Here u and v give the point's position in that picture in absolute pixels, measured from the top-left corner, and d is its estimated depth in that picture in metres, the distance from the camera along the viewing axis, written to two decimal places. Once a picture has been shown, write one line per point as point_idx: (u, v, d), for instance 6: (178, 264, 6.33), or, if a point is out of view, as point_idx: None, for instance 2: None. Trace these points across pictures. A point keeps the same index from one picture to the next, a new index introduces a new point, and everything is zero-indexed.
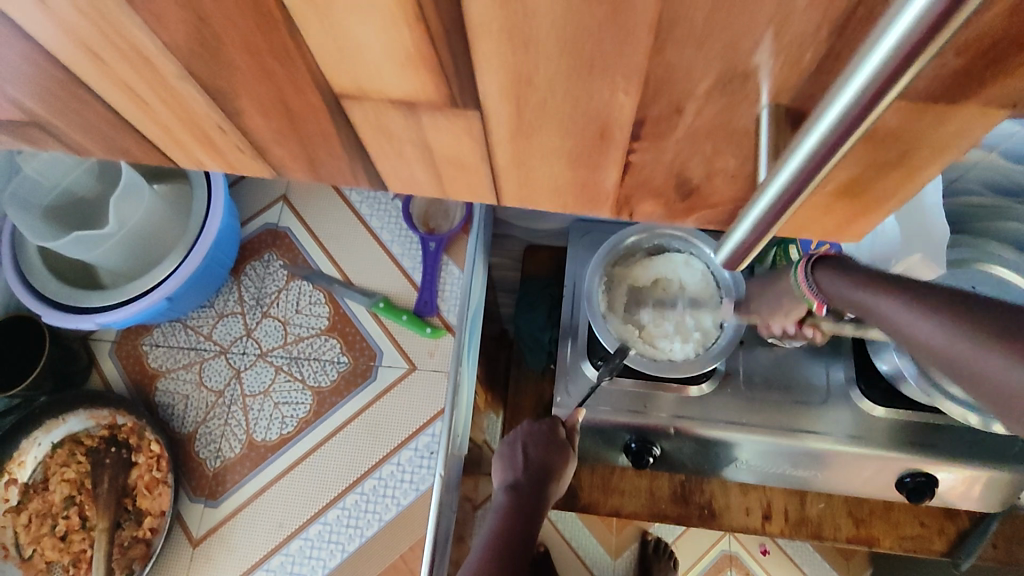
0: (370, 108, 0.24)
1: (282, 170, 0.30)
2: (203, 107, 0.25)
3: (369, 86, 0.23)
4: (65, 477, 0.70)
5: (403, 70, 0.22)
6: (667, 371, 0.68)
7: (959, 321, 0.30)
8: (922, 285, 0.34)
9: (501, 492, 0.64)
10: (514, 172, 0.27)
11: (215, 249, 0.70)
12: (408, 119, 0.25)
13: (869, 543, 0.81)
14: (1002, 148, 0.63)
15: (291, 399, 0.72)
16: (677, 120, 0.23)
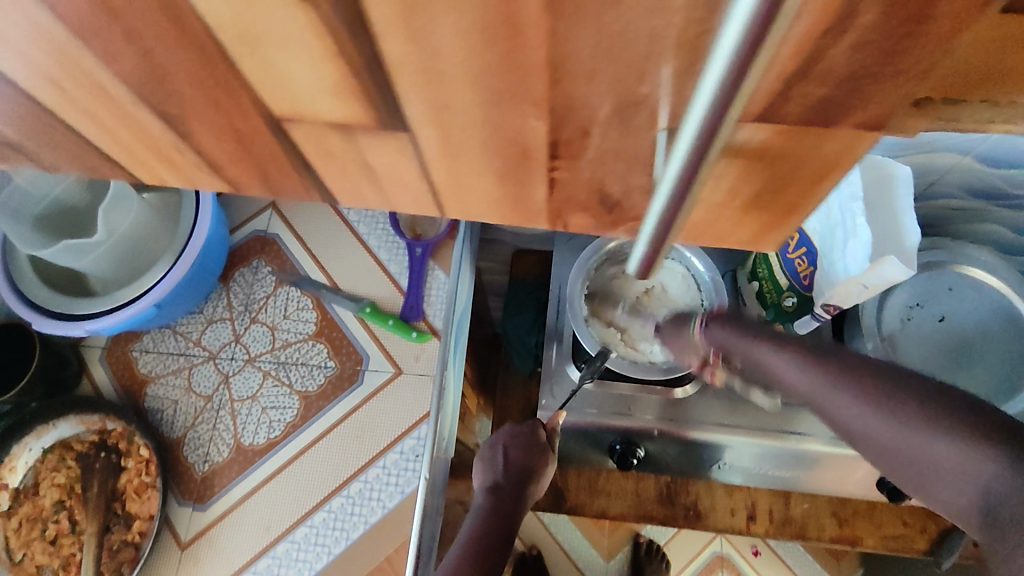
0: (308, 132, 0.21)
1: None
2: None
3: (292, 108, 0.20)
4: (55, 481, 0.70)
5: (331, 98, 0.19)
6: (647, 373, 0.70)
7: (828, 374, 0.36)
8: (782, 336, 0.41)
9: (481, 492, 0.64)
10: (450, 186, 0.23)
11: (203, 256, 0.71)
12: (343, 141, 0.21)
13: (853, 542, 0.82)
14: (976, 152, 0.63)
15: (278, 404, 0.73)
16: (586, 140, 0.20)
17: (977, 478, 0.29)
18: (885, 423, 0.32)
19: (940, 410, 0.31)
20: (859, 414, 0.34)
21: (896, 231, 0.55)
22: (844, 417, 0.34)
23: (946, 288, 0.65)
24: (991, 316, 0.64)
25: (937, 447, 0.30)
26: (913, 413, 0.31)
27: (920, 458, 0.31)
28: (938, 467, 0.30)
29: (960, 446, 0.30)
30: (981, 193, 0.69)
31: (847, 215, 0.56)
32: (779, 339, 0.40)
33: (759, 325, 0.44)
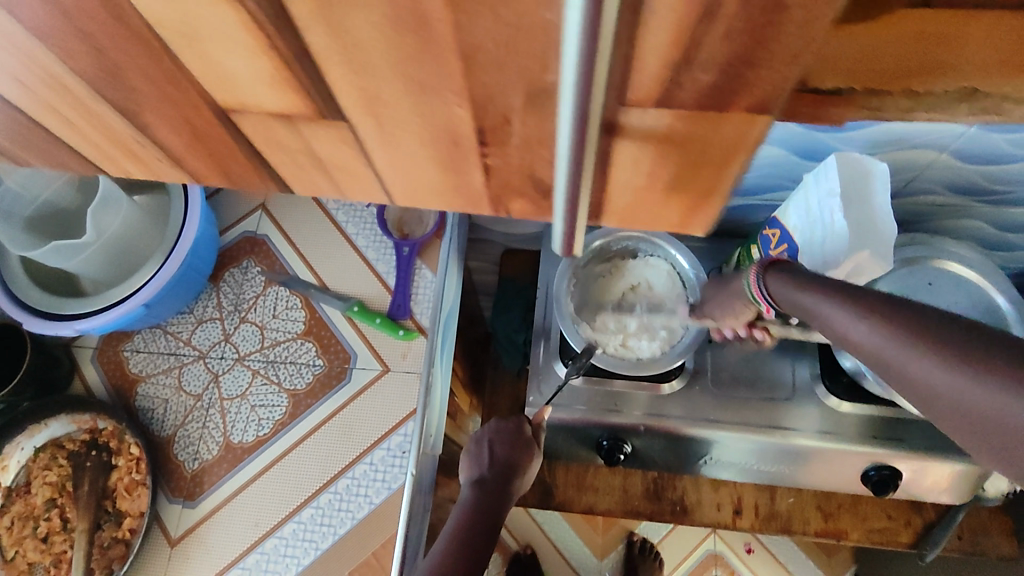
0: (254, 123, 0.22)
1: None
2: None
3: (237, 99, 0.21)
4: (46, 479, 0.71)
5: (268, 90, 0.20)
6: (633, 369, 0.70)
7: (895, 329, 0.33)
8: (856, 288, 0.37)
9: (467, 487, 0.65)
10: (396, 179, 0.24)
11: (192, 256, 0.72)
12: (292, 134, 0.22)
13: (838, 536, 0.82)
14: (954, 148, 0.64)
15: (267, 402, 0.74)
16: (509, 128, 0.20)
17: None
18: (960, 381, 0.29)
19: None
20: (933, 371, 0.30)
21: (871, 224, 0.57)
22: (910, 372, 0.31)
23: (926, 283, 0.65)
24: (969, 311, 0.65)
25: (1010, 402, 0.27)
26: (980, 370, 0.28)
27: (1002, 423, 0.27)
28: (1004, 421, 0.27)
29: None
30: (961, 189, 0.70)
31: (826, 210, 0.57)
32: (849, 289, 0.37)
33: (814, 275, 0.41)
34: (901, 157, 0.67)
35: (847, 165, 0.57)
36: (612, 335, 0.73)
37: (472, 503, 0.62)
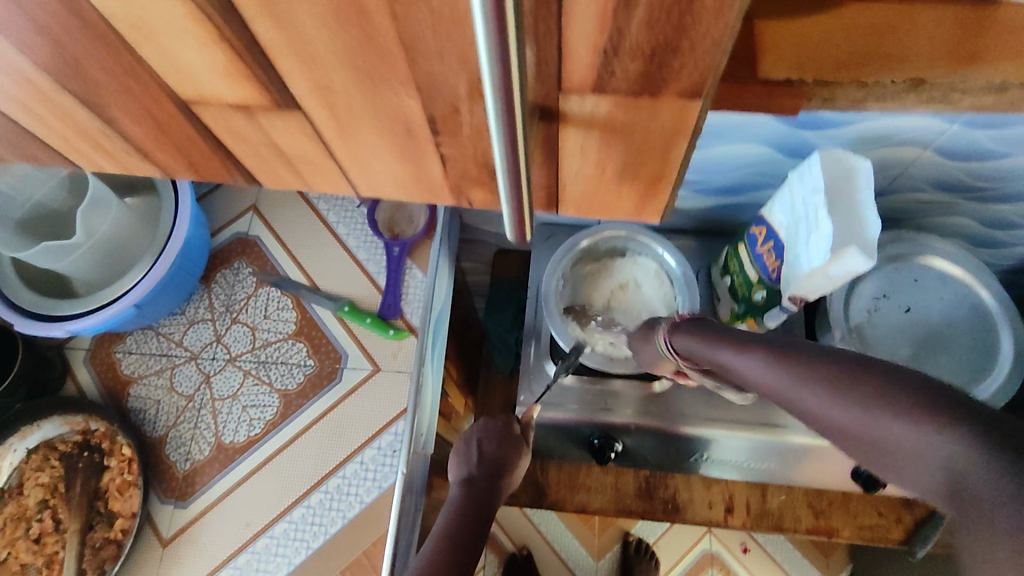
0: (217, 114, 0.24)
1: None
2: None
3: (207, 96, 0.23)
4: (39, 481, 0.72)
5: (232, 79, 0.21)
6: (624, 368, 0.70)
7: (791, 368, 0.35)
8: (746, 336, 0.41)
9: (455, 486, 0.65)
10: (366, 161, 0.26)
11: (182, 257, 0.72)
12: (252, 125, 0.24)
13: (829, 533, 0.83)
14: (936, 145, 0.64)
15: (258, 402, 0.74)
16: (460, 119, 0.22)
17: (940, 462, 0.27)
18: (858, 411, 0.31)
19: (871, 380, 0.31)
20: (829, 404, 0.33)
21: (857, 223, 0.56)
22: (815, 409, 0.33)
23: (912, 280, 0.66)
24: (954, 307, 0.65)
25: (899, 429, 0.29)
26: (871, 397, 0.31)
27: (894, 450, 0.30)
28: (897, 449, 0.29)
29: (921, 430, 0.28)
30: (946, 184, 0.70)
31: (810, 209, 0.57)
32: (742, 338, 0.40)
33: (719, 327, 0.44)
34: (885, 154, 0.67)
35: (830, 162, 0.57)
36: (602, 337, 0.73)
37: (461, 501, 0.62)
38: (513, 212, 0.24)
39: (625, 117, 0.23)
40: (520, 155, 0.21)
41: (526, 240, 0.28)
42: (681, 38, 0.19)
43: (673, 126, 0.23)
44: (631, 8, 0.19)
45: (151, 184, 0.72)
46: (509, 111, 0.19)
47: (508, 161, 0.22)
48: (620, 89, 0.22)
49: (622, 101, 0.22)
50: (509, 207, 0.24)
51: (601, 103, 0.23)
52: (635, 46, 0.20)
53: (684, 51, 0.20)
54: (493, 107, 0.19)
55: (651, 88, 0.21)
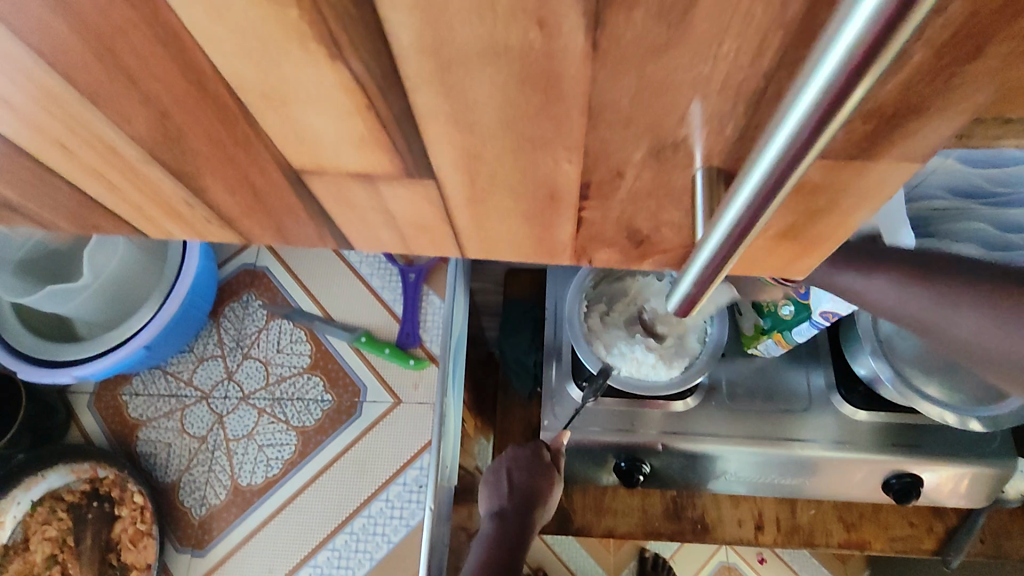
0: (329, 182, 0.25)
1: (249, 236, 0.29)
2: (173, 188, 0.26)
3: (316, 147, 0.22)
4: (46, 535, 0.68)
5: (345, 124, 0.21)
6: (654, 390, 0.68)
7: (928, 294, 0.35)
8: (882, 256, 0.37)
9: (490, 519, 0.71)
10: (467, 207, 0.25)
11: (193, 293, 0.70)
12: (367, 191, 0.25)
13: (861, 547, 0.80)
14: (958, 151, 0.65)
15: (276, 440, 0.71)
16: (620, 183, 0.23)
17: None
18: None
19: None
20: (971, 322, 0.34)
21: None
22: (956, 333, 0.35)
23: None
24: None
25: None
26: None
27: None
28: None
29: None
30: (963, 192, 0.70)
31: None
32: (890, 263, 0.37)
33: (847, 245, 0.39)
34: None
35: None
36: (630, 361, 0.70)
37: (491, 538, 0.69)
38: (692, 296, 0.25)
39: (819, 179, 0.22)
40: (731, 259, 0.21)
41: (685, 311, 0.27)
42: (936, 97, 0.18)
43: (871, 185, 0.22)
44: (891, 71, 0.17)
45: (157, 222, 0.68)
46: (760, 203, 0.18)
47: (716, 258, 0.21)
48: (829, 151, 0.21)
49: (824, 165, 0.21)
50: (689, 288, 0.24)
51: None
52: (869, 109, 0.19)
53: (929, 113, 0.19)
54: (744, 203, 0.18)
55: (867, 150, 0.21)
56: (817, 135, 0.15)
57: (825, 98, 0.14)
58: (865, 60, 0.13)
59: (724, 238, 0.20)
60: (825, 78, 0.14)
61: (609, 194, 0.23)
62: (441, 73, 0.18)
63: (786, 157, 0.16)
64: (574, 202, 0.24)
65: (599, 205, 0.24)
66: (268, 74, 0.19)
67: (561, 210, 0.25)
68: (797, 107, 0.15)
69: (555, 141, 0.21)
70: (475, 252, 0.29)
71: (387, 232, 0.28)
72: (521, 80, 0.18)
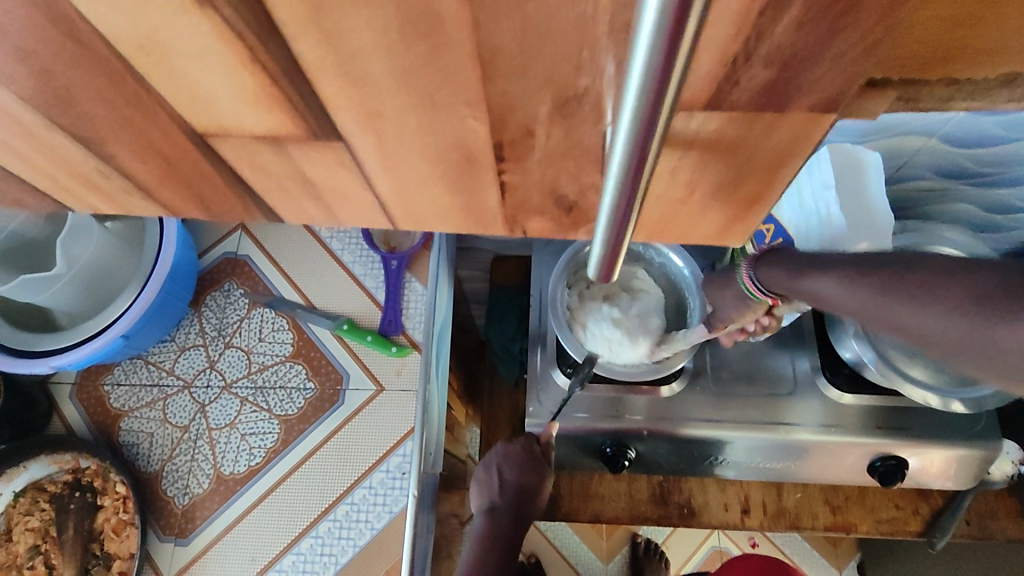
0: (235, 145, 0.25)
1: (173, 208, 0.30)
2: (82, 157, 0.26)
3: (213, 102, 0.23)
4: (29, 526, 0.68)
5: (232, 73, 0.21)
6: (631, 377, 0.68)
7: (864, 285, 0.44)
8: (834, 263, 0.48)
9: (481, 515, 0.71)
10: (381, 163, 0.25)
11: (169, 282, 0.69)
12: (278, 153, 0.26)
13: (847, 529, 0.80)
14: (942, 133, 0.63)
15: (258, 429, 0.71)
16: (532, 142, 0.23)
17: None
18: (944, 312, 0.37)
19: (980, 284, 0.36)
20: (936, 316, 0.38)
21: (866, 210, 0.56)
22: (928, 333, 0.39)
23: None
24: None
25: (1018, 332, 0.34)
26: (948, 300, 0.37)
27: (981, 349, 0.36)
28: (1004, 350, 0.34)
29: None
30: (949, 173, 0.69)
31: (822, 205, 0.56)
32: (846, 264, 0.46)
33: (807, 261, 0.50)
34: (891, 144, 0.66)
35: (840, 155, 0.56)
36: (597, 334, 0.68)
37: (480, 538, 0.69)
38: (608, 256, 0.25)
39: (734, 133, 0.23)
40: (632, 212, 0.22)
41: (608, 278, 0.28)
42: (834, 37, 0.19)
43: (787, 143, 0.23)
44: (774, 7, 0.18)
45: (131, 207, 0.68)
46: (637, 155, 0.19)
47: (618, 214, 0.22)
48: (740, 101, 0.21)
49: (736, 116, 0.22)
50: (604, 249, 0.25)
51: (708, 121, 0.22)
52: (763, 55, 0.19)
53: (830, 55, 0.20)
54: (622, 160, 0.19)
55: (777, 99, 0.21)
56: (665, 87, 0.16)
57: (661, 38, 0.14)
58: (682, 12, 0.13)
59: (618, 189, 0.21)
60: (649, 39, 0.14)
61: (525, 154, 0.24)
62: (319, 20, 0.19)
63: (645, 103, 0.16)
64: (492, 163, 0.25)
65: (518, 167, 0.25)
66: (139, 21, 0.20)
67: (481, 172, 0.25)
68: (641, 51, 0.15)
69: (452, 96, 0.21)
70: (405, 222, 0.30)
71: (309, 196, 0.29)
72: (398, 22, 0.19)
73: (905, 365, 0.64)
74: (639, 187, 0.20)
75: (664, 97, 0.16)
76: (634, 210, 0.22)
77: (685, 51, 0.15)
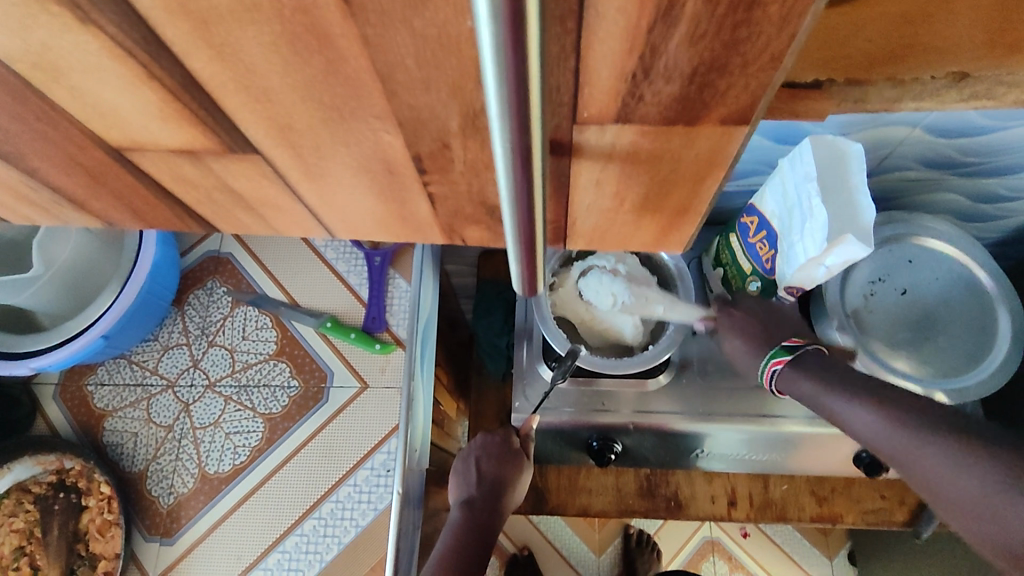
0: (156, 159, 0.26)
1: (113, 218, 0.31)
2: (10, 172, 0.27)
3: (130, 122, 0.24)
4: (13, 527, 0.68)
5: (131, 89, 0.22)
6: (598, 367, 0.67)
7: (895, 421, 0.43)
8: (853, 383, 0.46)
9: (456, 508, 0.64)
10: (303, 171, 0.26)
11: (151, 280, 0.69)
12: (200, 167, 0.27)
13: (833, 520, 0.81)
14: (925, 123, 0.63)
15: (242, 428, 0.71)
16: (451, 154, 0.24)
17: None
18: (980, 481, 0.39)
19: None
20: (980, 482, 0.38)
21: (851, 208, 0.54)
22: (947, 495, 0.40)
23: (905, 260, 0.68)
24: (951, 286, 0.67)
25: None
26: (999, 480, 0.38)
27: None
28: None
29: None
30: (933, 163, 0.69)
31: (804, 196, 0.55)
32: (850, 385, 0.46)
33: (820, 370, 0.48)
34: (873, 134, 0.65)
35: (824, 149, 0.55)
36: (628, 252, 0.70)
37: (460, 525, 0.61)
38: (522, 256, 0.26)
39: (650, 146, 0.24)
40: (532, 211, 0.23)
41: (532, 287, 0.29)
42: (732, 44, 0.19)
43: (707, 154, 0.24)
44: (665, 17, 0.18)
45: None
46: (520, 153, 0.20)
47: (521, 215, 0.23)
48: (649, 115, 0.22)
49: (648, 130, 0.23)
50: (518, 250, 0.26)
51: (622, 133, 0.23)
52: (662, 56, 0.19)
53: (732, 69, 0.20)
54: (506, 167, 0.20)
55: (686, 113, 0.22)
56: (525, 81, 0.17)
57: (501, 29, 0.15)
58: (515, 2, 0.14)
59: (512, 188, 0.21)
60: (493, 39, 0.15)
61: (446, 167, 0.25)
62: (206, 35, 0.19)
63: (509, 100, 0.17)
64: (416, 175, 0.26)
65: (443, 178, 0.26)
66: (34, 44, 0.20)
67: (405, 179, 0.26)
68: (487, 45, 0.16)
69: (360, 111, 0.22)
70: (342, 229, 0.31)
71: (241, 203, 0.29)
72: (286, 38, 0.19)
73: (887, 355, 0.64)
74: (533, 186, 0.22)
75: (526, 93, 0.17)
76: (534, 214, 0.23)
77: (533, 39, 0.15)
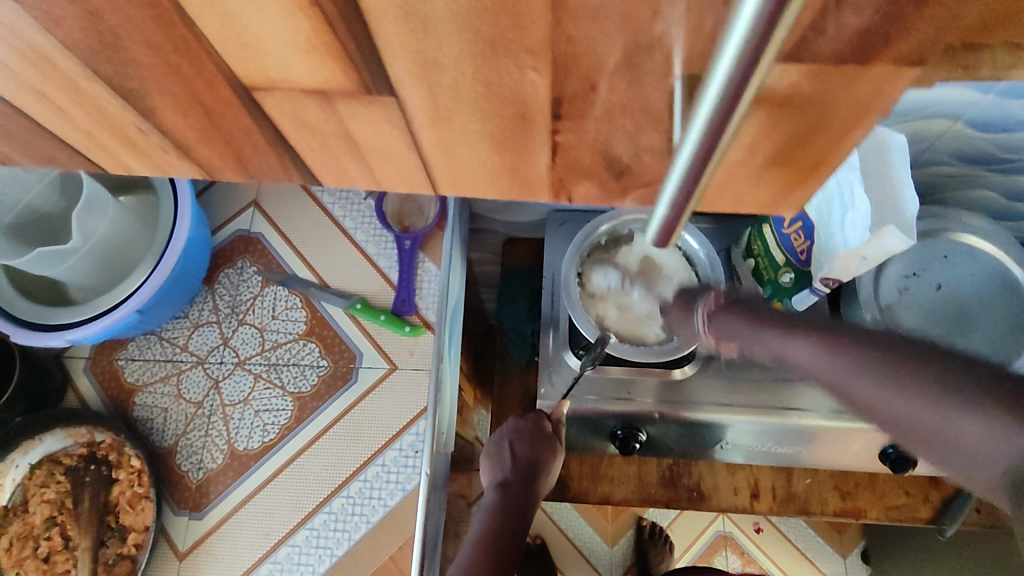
0: (281, 98, 0.27)
1: (205, 162, 0.32)
2: (123, 110, 0.28)
3: (269, 57, 0.25)
4: (44, 497, 0.69)
5: (287, 21, 0.22)
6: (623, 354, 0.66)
7: (828, 344, 0.35)
8: (793, 319, 0.39)
9: (491, 490, 0.65)
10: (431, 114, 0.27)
11: (184, 256, 0.69)
12: (325, 109, 0.28)
13: (858, 515, 0.81)
14: (967, 117, 0.62)
15: (272, 406, 0.71)
16: (594, 97, 0.25)
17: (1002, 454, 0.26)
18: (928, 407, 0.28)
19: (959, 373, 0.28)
20: (892, 401, 0.30)
21: (891, 199, 0.53)
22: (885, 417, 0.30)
23: (941, 256, 0.67)
24: (987, 282, 0.66)
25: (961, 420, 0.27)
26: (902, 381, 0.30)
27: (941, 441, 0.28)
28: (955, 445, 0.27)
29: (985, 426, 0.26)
30: (971, 158, 0.68)
31: (845, 186, 0.54)
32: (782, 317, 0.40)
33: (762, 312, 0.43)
34: (913, 127, 0.64)
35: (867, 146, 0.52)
36: None
37: (496, 506, 0.62)
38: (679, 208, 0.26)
39: (800, 85, 0.24)
40: (708, 166, 0.23)
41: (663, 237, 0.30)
42: None
43: (852, 98, 0.25)
44: None
45: (146, 180, 0.69)
46: (725, 104, 0.20)
47: (695, 166, 0.23)
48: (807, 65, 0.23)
49: (807, 66, 0.23)
50: (674, 198, 0.26)
51: (784, 75, 0.24)
52: None
53: None
54: (706, 116, 0.20)
55: (853, 48, 0.22)
56: (769, 35, 0.17)
57: None
58: None
59: (699, 139, 0.22)
60: None
61: (583, 112, 0.26)
62: None
63: (746, 46, 0.18)
64: (548, 120, 0.27)
65: (575, 124, 0.27)
66: None
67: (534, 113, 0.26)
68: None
69: (517, 45, 0.23)
70: (440, 178, 0.32)
71: (348, 143, 0.30)
72: None
73: None
74: (720, 140, 0.22)
75: (764, 48, 0.17)
76: (708, 167, 0.23)
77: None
